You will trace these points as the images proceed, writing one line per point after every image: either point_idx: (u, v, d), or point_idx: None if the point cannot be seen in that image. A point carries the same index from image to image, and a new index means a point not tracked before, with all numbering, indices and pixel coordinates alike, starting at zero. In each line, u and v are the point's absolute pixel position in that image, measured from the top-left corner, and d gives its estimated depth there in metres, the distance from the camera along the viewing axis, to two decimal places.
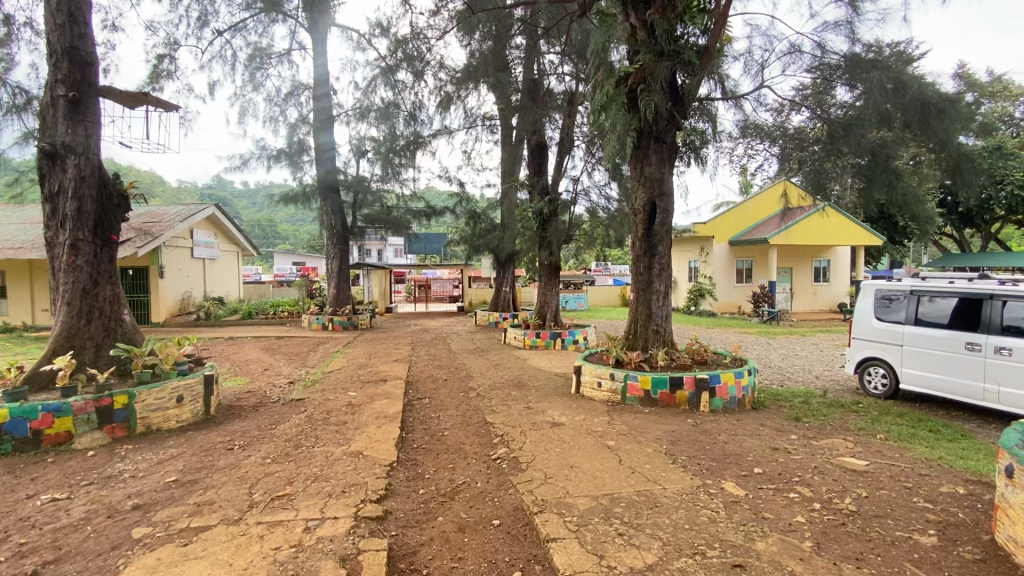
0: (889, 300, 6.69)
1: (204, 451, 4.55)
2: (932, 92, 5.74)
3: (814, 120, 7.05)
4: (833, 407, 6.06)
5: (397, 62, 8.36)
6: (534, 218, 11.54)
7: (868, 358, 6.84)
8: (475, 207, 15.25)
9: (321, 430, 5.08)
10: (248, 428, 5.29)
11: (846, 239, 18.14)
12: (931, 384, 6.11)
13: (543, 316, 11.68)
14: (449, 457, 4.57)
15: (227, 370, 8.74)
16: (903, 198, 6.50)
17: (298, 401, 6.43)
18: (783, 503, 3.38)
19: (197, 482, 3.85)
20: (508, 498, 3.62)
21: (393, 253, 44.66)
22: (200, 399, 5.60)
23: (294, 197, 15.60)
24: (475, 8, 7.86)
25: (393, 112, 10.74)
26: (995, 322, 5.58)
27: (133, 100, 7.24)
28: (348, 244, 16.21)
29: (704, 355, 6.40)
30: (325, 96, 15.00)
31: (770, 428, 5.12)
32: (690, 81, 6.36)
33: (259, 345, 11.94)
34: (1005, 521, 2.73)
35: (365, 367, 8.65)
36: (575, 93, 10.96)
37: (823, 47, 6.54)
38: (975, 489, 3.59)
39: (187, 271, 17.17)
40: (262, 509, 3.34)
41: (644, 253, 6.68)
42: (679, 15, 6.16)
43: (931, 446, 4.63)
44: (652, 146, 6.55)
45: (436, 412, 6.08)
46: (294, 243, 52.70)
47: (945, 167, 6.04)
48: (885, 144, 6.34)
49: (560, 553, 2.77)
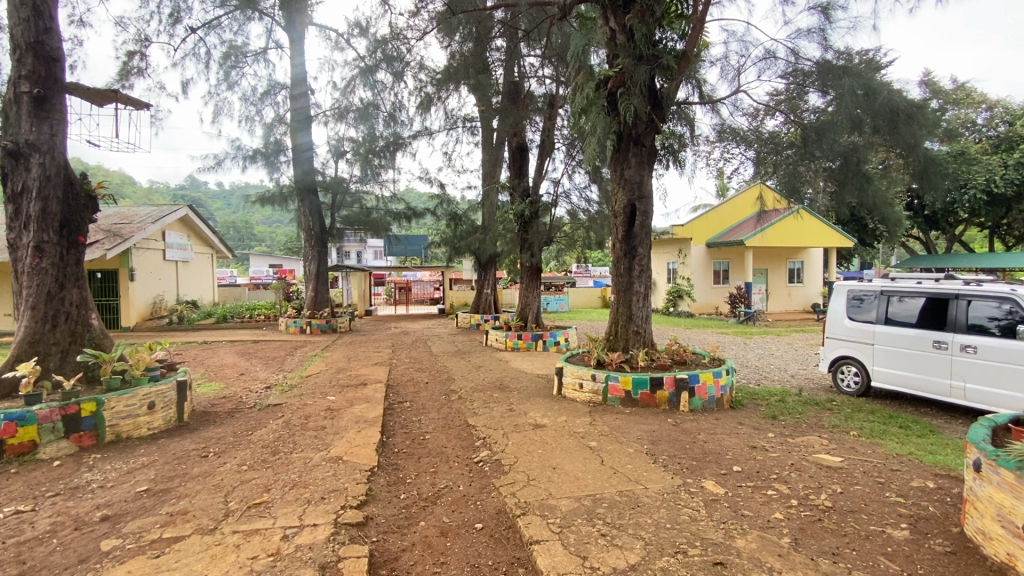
0: (860, 301, 6.88)
1: (178, 459, 4.42)
2: (900, 99, 5.93)
3: (788, 125, 7.19)
4: (808, 405, 6.19)
5: (377, 62, 8.27)
6: (515, 220, 11.42)
7: (841, 356, 7.02)
8: (455, 209, 14.91)
9: (300, 436, 4.98)
10: (223, 434, 5.16)
11: (819, 240, 18.59)
12: (900, 381, 6.30)
13: (524, 318, 11.64)
14: (430, 461, 4.54)
15: (200, 375, 8.50)
16: (873, 202, 6.71)
17: (274, 406, 6.30)
18: (761, 500, 3.44)
19: (169, 491, 3.74)
20: (490, 502, 3.60)
21: (373, 255, 44.34)
22: (172, 405, 5.44)
23: (270, 198, 15.35)
24: (455, 8, 7.83)
25: (372, 112, 10.59)
26: (961, 322, 5.78)
27: (102, 98, 7.02)
28: (326, 246, 15.95)
29: (683, 355, 6.49)
30: (302, 96, 14.73)
31: (748, 426, 5.20)
32: (668, 85, 6.42)
33: (234, 349, 11.69)
34: (974, 514, 2.82)
35: (343, 371, 8.50)
36: (555, 95, 11.04)
37: (796, 53, 6.65)
38: (944, 483, 3.70)
39: (159, 274, 16.73)
40: (237, 518, 3.25)
41: (624, 255, 6.74)
42: (658, 19, 6.26)
43: (902, 442, 4.77)
44: (631, 149, 6.61)
45: (417, 415, 6.03)
46: (270, 245, 51.75)
47: (914, 170, 6.24)
48: (855, 149, 6.54)
49: (543, 555, 2.77)
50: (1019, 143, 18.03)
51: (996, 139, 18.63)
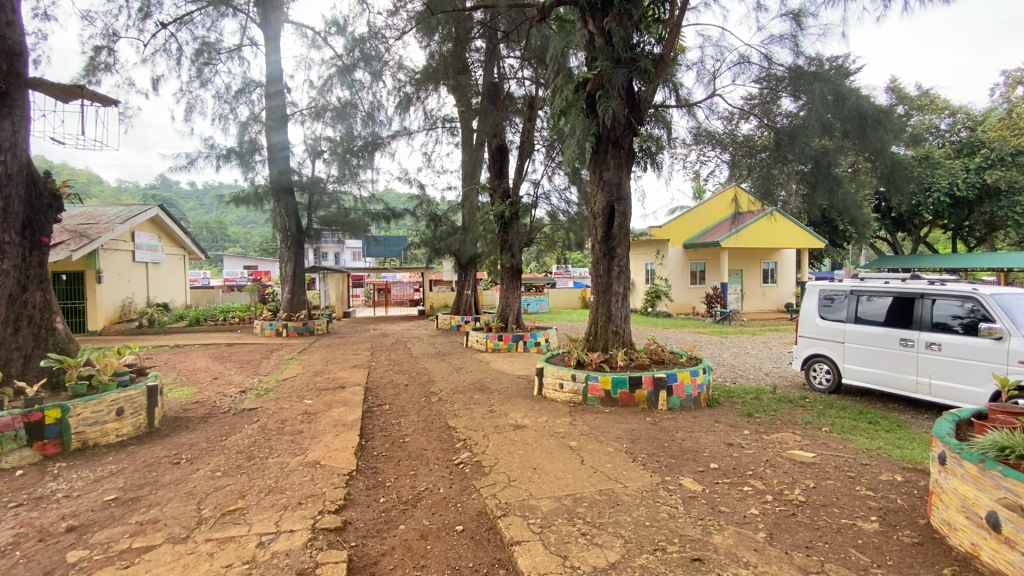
0: (831, 300, 7.08)
1: (148, 466, 4.29)
2: (868, 104, 6.12)
3: (762, 129, 7.34)
4: (782, 402, 6.33)
5: (354, 61, 8.19)
6: (495, 221, 11.42)
7: (814, 354, 7.22)
8: (435, 210, 14.87)
9: (276, 441, 4.88)
10: (196, 440, 5.03)
11: (792, 242, 19.01)
12: (869, 378, 6.50)
13: (505, 319, 11.61)
14: (410, 464, 4.50)
15: (171, 380, 8.28)
16: (843, 204, 6.91)
17: (249, 410, 6.17)
18: (737, 496, 3.50)
19: (139, 499, 3.63)
20: (471, 504, 3.59)
21: (351, 255, 44.00)
22: (142, 411, 5.28)
23: (245, 198, 15.05)
24: (434, 8, 7.81)
25: (349, 112, 10.47)
26: (926, 320, 5.98)
27: (66, 93, 6.79)
28: (303, 247, 15.68)
29: (661, 355, 6.57)
30: (278, 94, 14.47)
31: (724, 424, 5.29)
32: (645, 88, 6.49)
33: (208, 353, 11.40)
34: (940, 506, 2.92)
35: (321, 374, 8.37)
36: (535, 97, 11.08)
37: (769, 58, 6.80)
38: (911, 476, 3.83)
39: (129, 275, 16.23)
40: (211, 525, 3.18)
41: (603, 256, 6.80)
42: (635, 23, 6.36)
43: (871, 437, 4.92)
44: (610, 151, 6.68)
45: (397, 418, 5.97)
46: (245, 246, 50.65)
47: (881, 174, 6.45)
48: (826, 152, 6.74)
49: (524, 556, 2.77)
50: (980, 148, 18.76)
51: (959, 144, 19.35)
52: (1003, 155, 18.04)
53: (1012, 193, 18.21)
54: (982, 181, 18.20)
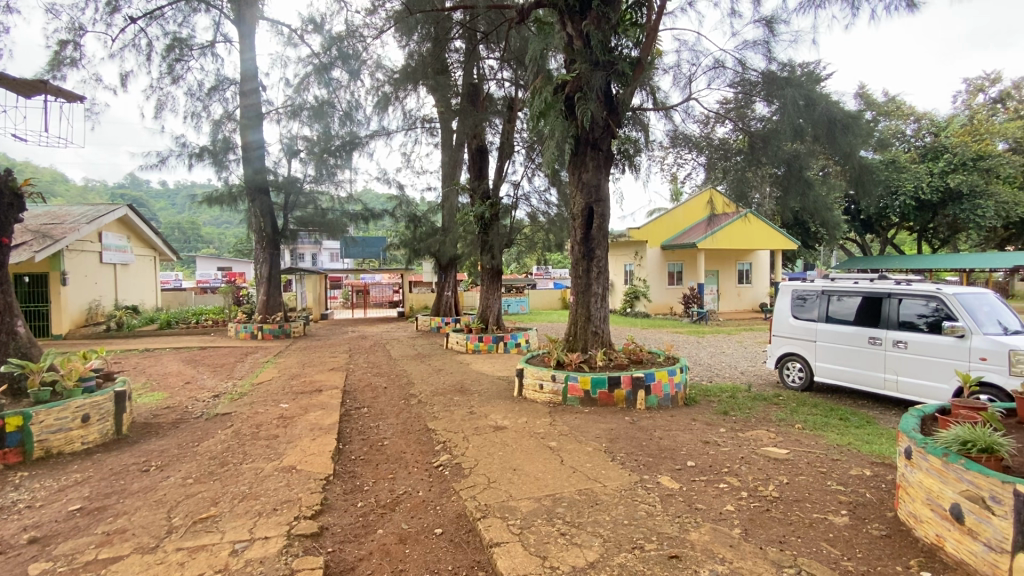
0: (804, 300, 7.25)
1: (116, 474, 4.16)
2: (837, 110, 6.30)
3: (736, 132, 7.48)
4: (757, 400, 6.46)
5: (332, 60, 8.09)
6: (475, 221, 11.44)
7: (787, 353, 7.39)
8: (415, 210, 14.77)
9: (250, 446, 4.78)
10: (167, 447, 4.89)
11: (766, 243, 19.40)
12: (840, 376, 6.67)
13: (485, 320, 11.58)
14: (388, 467, 4.45)
15: (141, 385, 8.03)
16: (814, 206, 7.11)
17: (223, 415, 6.02)
18: (714, 493, 3.56)
19: (106, 509, 3.51)
20: (450, 506, 3.57)
21: (329, 256, 43.59)
22: (109, 417, 5.10)
23: (218, 197, 14.72)
24: (413, 8, 7.75)
25: (326, 111, 10.31)
26: (893, 319, 6.17)
27: (29, 89, 6.53)
28: (278, 248, 15.38)
29: (639, 354, 6.64)
30: (253, 92, 14.18)
31: (701, 422, 5.38)
32: (623, 91, 6.55)
33: (179, 356, 11.11)
34: (906, 499, 3.01)
35: (298, 377, 8.22)
36: (514, 99, 11.08)
37: (743, 64, 6.93)
38: (879, 470, 3.96)
39: (96, 277, 15.71)
40: (182, 534, 3.09)
41: (583, 257, 6.84)
42: (613, 27, 6.43)
43: (842, 433, 5.06)
44: (588, 153, 6.72)
45: (375, 421, 5.91)
46: (219, 248, 49.44)
47: (850, 177, 6.64)
48: (798, 156, 6.90)
49: (503, 557, 2.76)
50: (943, 153, 19.54)
51: (923, 149, 20.09)
52: (965, 160, 18.92)
53: (973, 197, 18.99)
54: (945, 185, 18.94)
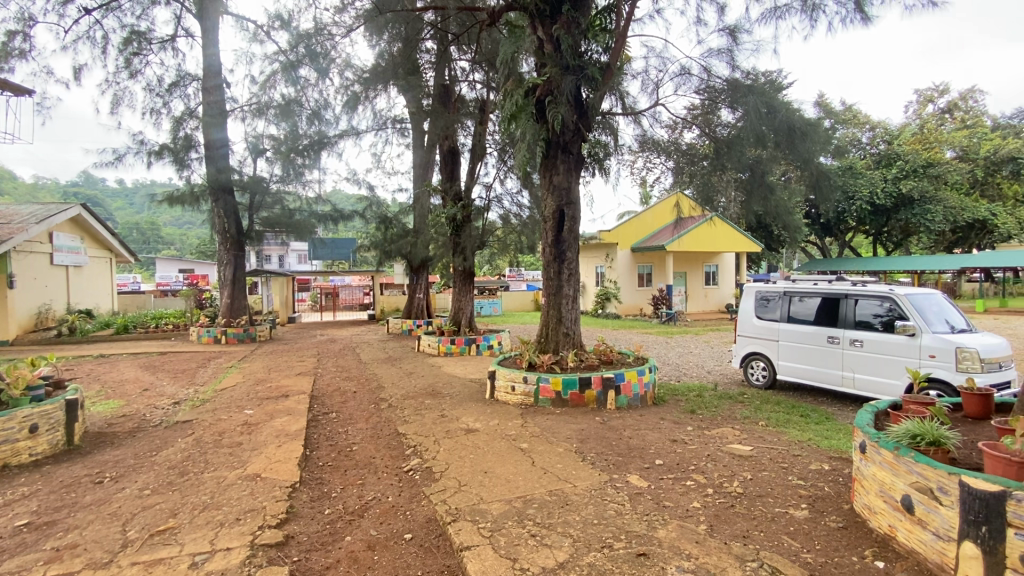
0: (767, 300, 7.48)
1: (67, 487, 3.96)
2: (797, 117, 6.55)
3: (703, 138, 7.66)
4: (723, 399, 6.62)
5: (299, 57, 7.91)
6: (447, 223, 11.37)
7: (751, 353, 7.60)
8: (385, 212, 14.55)
9: (212, 454, 4.62)
10: (123, 457, 4.69)
11: (731, 246, 19.91)
12: (802, 374, 6.90)
13: (457, 323, 11.52)
14: (357, 473, 4.37)
15: (95, 392, 7.67)
16: (776, 210, 7.35)
17: (183, 423, 5.82)
18: (681, 491, 3.63)
19: (56, 523, 3.34)
20: (420, 511, 3.53)
21: (298, 258, 42.79)
22: (60, 428, 4.86)
23: (179, 197, 14.20)
24: (383, 8, 7.61)
25: (294, 109, 10.07)
26: (850, 318, 6.44)
27: None
28: (243, 250, 14.96)
29: (609, 355, 6.73)
30: (216, 89, 13.79)
31: (669, 421, 5.49)
32: (593, 96, 6.62)
33: (136, 363, 10.66)
34: (861, 491, 3.14)
35: (263, 383, 8.00)
36: (486, 101, 11.10)
37: (709, 71, 7.11)
38: (836, 464, 4.12)
39: (45, 280, 14.91)
40: (138, 547, 2.96)
41: (554, 258, 6.89)
42: (583, 31, 6.52)
43: (802, 429, 5.24)
44: (559, 156, 6.78)
45: (344, 426, 5.80)
46: (180, 249, 47.61)
47: (809, 182, 6.88)
48: (760, 161, 7.11)
49: (473, 561, 2.75)
50: (896, 160, 20.51)
51: (878, 156, 21.01)
52: (916, 167, 19.95)
53: (923, 202, 20.02)
54: (898, 191, 19.87)
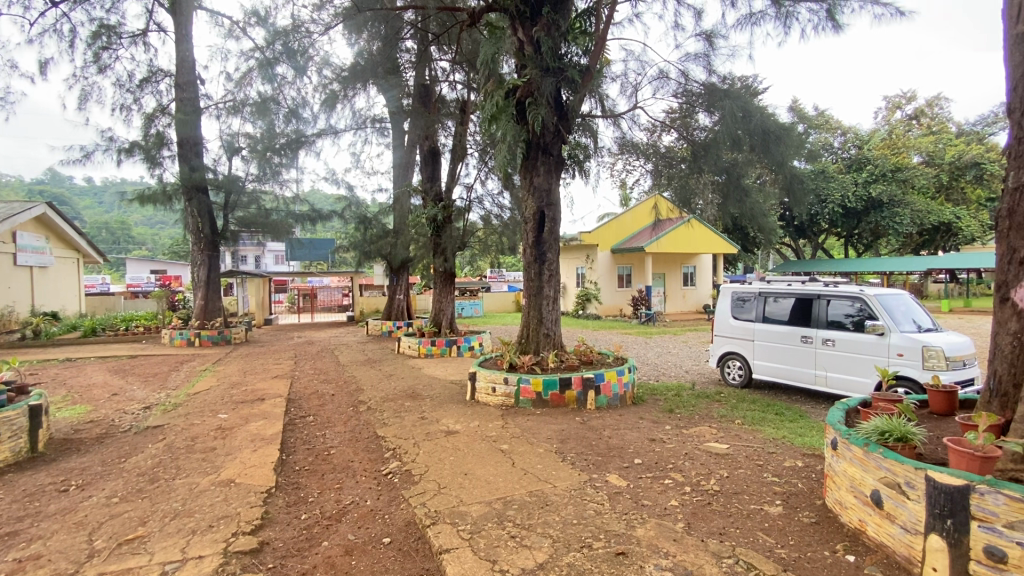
0: (743, 301, 7.61)
1: (30, 495, 3.81)
2: (771, 122, 6.70)
3: (681, 141, 7.77)
4: (700, 398, 6.72)
5: (276, 54, 7.76)
6: (428, 224, 11.30)
7: (728, 352, 7.73)
8: (365, 212, 14.34)
9: (184, 460, 4.50)
10: (90, 464, 4.53)
11: (709, 246, 20.22)
12: (777, 373, 7.05)
13: (438, 324, 11.46)
14: (334, 477, 4.31)
15: (59, 397, 7.40)
16: (752, 212, 7.49)
17: (155, 428, 5.65)
18: (659, 489, 3.67)
19: (17, 533, 3.21)
20: (399, 514, 3.49)
21: (275, 259, 42.05)
22: (22, 435, 4.67)
23: (151, 196, 13.82)
24: (362, 5, 7.47)
25: (270, 107, 9.88)
26: (822, 318, 6.60)
27: None
28: (217, 250, 14.64)
29: (589, 355, 6.78)
30: (190, 85, 13.47)
31: (647, 420, 5.55)
32: (573, 98, 6.67)
33: (106, 366, 10.32)
34: (833, 487, 3.22)
35: (239, 386, 7.83)
36: (466, 101, 11.04)
37: (686, 75, 7.22)
38: (810, 461, 4.21)
39: (9, 281, 14.35)
40: (105, 557, 2.87)
41: (535, 260, 6.90)
42: (563, 34, 6.55)
43: (777, 427, 5.36)
44: (539, 158, 6.81)
45: (321, 429, 5.71)
46: (151, 250, 46.25)
47: (782, 185, 7.03)
48: (737, 164, 7.25)
49: (453, 564, 2.73)
50: (866, 164, 21.12)
51: (849, 160, 21.61)
52: (884, 172, 20.58)
53: (892, 205, 20.67)
54: (868, 195, 20.47)
